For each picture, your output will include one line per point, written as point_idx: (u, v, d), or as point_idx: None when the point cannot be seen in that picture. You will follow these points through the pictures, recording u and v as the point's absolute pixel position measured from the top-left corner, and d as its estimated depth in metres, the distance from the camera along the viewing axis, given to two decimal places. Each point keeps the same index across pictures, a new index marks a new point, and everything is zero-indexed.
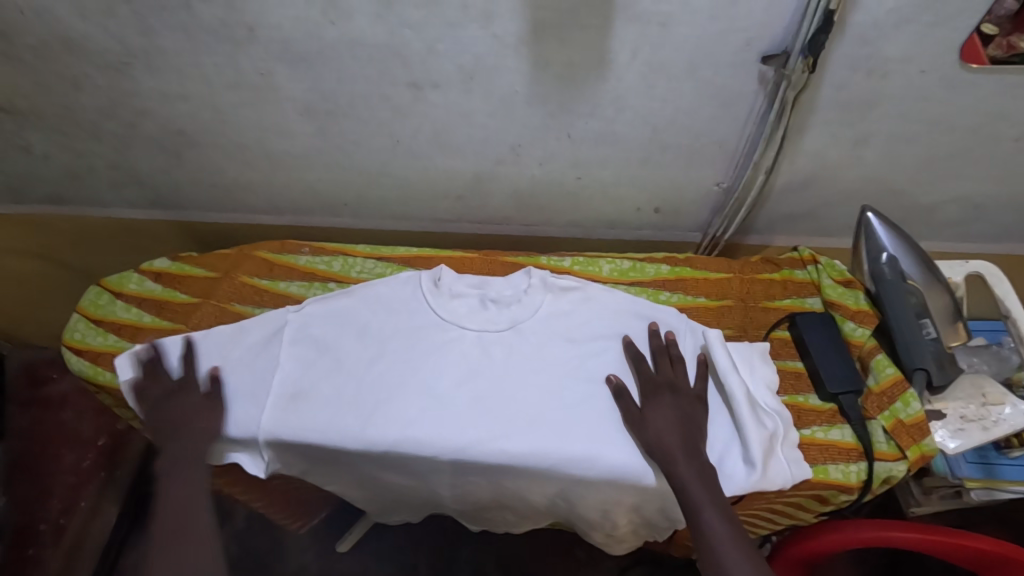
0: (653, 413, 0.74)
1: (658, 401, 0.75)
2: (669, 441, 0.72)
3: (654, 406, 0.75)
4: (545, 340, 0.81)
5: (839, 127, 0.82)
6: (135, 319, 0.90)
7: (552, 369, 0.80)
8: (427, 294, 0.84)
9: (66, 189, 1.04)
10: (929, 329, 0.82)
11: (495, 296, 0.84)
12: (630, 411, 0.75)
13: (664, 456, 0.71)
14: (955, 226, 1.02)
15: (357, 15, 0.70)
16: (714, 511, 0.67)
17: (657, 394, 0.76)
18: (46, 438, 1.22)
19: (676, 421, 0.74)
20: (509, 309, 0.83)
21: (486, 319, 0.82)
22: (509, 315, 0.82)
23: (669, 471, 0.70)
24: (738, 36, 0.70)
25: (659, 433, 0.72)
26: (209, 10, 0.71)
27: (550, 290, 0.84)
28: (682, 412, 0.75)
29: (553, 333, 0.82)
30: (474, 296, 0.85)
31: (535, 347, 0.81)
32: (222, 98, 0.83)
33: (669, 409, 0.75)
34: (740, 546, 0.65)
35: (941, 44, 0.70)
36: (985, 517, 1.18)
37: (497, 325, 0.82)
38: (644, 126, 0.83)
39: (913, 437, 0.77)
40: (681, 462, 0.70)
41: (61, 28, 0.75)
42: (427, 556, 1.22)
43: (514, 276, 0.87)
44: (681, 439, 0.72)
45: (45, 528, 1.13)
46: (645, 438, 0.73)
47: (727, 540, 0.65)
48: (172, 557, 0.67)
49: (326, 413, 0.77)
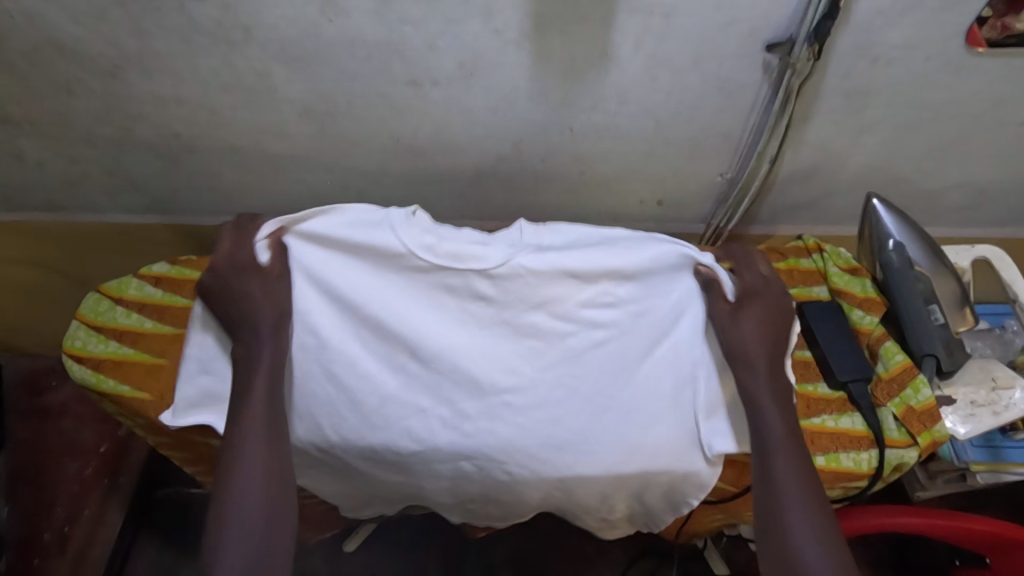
0: (748, 312, 0.71)
1: (760, 300, 0.73)
2: (751, 343, 0.70)
3: (751, 301, 0.72)
4: (553, 297, 0.72)
5: (844, 114, 0.81)
6: (135, 325, 0.89)
7: (567, 329, 0.74)
8: (411, 247, 0.69)
9: (61, 197, 1.03)
10: (937, 314, 0.83)
11: (492, 255, 0.69)
12: (720, 310, 0.71)
13: (739, 356, 0.70)
14: (958, 212, 1.02)
15: (356, 13, 0.69)
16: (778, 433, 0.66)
17: (755, 295, 0.73)
18: (46, 447, 1.21)
19: (767, 327, 0.71)
20: (514, 261, 0.70)
21: (490, 277, 0.70)
22: (508, 284, 0.76)
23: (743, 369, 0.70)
24: (743, 25, 0.69)
25: (745, 332, 0.70)
26: (205, 11, 0.69)
27: (546, 252, 0.70)
28: (772, 325, 0.72)
29: (564, 272, 0.70)
30: (468, 253, 0.70)
31: (544, 307, 0.74)
32: (218, 100, 0.82)
33: (762, 312, 0.72)
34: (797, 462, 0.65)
35: (946, 30, 0.70)
36: (987, 500, 1.19)
37: (501, 294, 0.72)
38: (647, 117, 0.82)
39: (924, 423, 0.77)
40: (758, 369, 0.70)
41: (52, 32, 0.73)
42: (434, 554, 1.22)
43: (501, 234, 0.70)
44: (764, 346, 0.70)
45: (50, 538, 1.12)
46: (728, 338, 0.71)
47: (786, 453, 0.65)
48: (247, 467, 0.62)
49: (316, 410, 0.75)
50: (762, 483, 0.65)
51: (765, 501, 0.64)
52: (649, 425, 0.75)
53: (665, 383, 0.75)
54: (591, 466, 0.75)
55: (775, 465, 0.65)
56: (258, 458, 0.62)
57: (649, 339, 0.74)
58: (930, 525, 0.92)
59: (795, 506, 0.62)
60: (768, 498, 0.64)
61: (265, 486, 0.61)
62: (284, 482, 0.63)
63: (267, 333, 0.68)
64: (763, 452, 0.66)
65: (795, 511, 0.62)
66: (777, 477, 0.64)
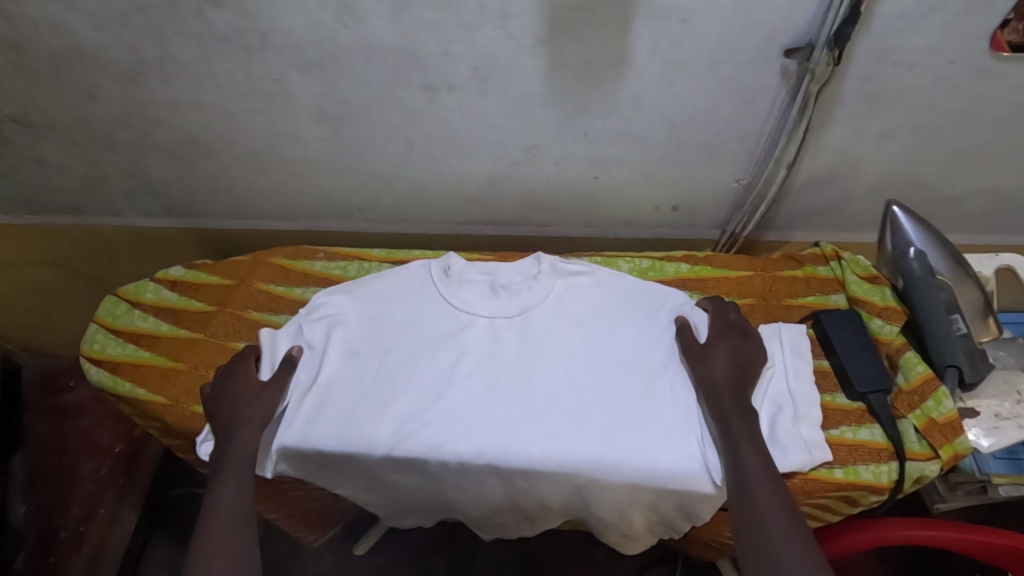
0: (719, 344, 0.77)
1: (727, 338, 0.79)
2: (719, 373, 0.74)
3: (721, 338, 0.78)
4: (553, 321, 0.83)
5: (864, 120, 0.80)
6: (152, 328, 0.90)
7: (563, 353, 0.81)
8: (438, 282, 0.86)
9: (81, 201, 1.04)
10: (960, 324, 0.81)
11: (505, 282, 0.86)
12: (693, 346, 0.78)
13: (711, 389, 0.74)
14: (981, 219, 1.00)
15: (371, 18, 0.69)
16: (753, 460, 0.67)
17: (727, 334, 0.79)
18: (64, 445, 1.23)
19: (737, 361, 0.76)
20: (519, 295, 0.84)
21: (498, 305, 0.84)
22: (520, 301, 0.84)
23: (715, 402, 0.73)
24: (760, 31, 0.68)
25: (712, 362, 0.75)
26: (222, 17, 0.70)
27: (560, 275, 0.86)
28: (746, 358, 0.77)
29: (565, 309, 0.84)
30: (484, 282, 0.86)
31: (545, 332, 0.82)
32: (235, 105, 0.82)
33: (732, 348, 0.77)
34: (771, 483, 0.65)
35: (971, 35, 0.68)
36: (1010, 513, 1.15)
37: (508, 311, 0.84)
38: (663, 123, 0.81)
39: (946, 435, 0.76)
40: (725, 397, 0.73)
41: (74, 38, 0.74)
42: (443, 561, 1.21)
43: (523, 263, 0.88)
44: (731, 376, 0.74)
45: (66, 536, 1.14)
46: (699, 371, 0.75)
47: (759, 472, 0.66)
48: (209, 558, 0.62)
49: (343, 415, 0.78)
50: (739, 502, 0.65)
51: (745, 514, 0.63)
52: (648, 444, 0.75)
53: (652, 405, 0.77)
54: (608, 477, 0.74)
55: (751, 484, 0.65)
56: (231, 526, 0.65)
57: (638, 364, 0.80)
58: (951, 539, 0.90)
59: (772, 520, 0.62)
60: (749, 511, 0.63)
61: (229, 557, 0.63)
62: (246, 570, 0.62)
63: (245, 417, 0.75)
64: (741, 474, 0.66)
65: (771, 524, 0.62)
66: (756, 499, 0.64)
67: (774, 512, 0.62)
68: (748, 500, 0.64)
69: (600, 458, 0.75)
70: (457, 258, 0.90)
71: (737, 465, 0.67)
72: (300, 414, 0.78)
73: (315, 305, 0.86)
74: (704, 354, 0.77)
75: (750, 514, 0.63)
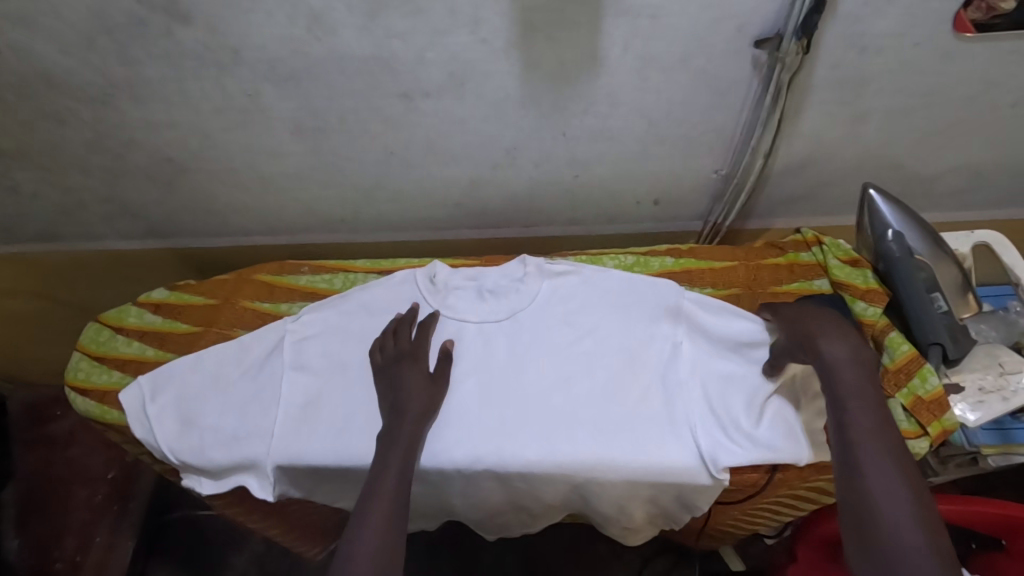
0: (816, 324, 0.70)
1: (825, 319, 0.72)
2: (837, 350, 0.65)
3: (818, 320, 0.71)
4: (544, 323, 0.83)
5: (837, 105, 0.81)
6: (138, 353, 0.89)
7: (557, 352, 0.82)
8: (424, 290, 0.86)
9: (57, 227, 1.02)
10: (940, 302, 0.83)
11: (491, 287, 0.86)
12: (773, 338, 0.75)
13: (806, 337, 0.69)
14: (956, 196, 1.01)
15: (342, 30, 0.68)
16: (855, 404, 0.61)
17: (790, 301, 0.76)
18: (56, 476, 1.21)
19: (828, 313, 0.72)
20: (507, 298, 0.84)
21: (486, 310, 0.84)
22: (507, 305, 0.84)
23: (810, 349, 0.68)
24: (730, 22, 0.69)
25: (820, 339, 0.67)
26: (191, 35, 0.69)
27: (545, 276, 0.86)
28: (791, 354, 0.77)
29: (550, 312, 0.84)
30: (471, 287, 0.86)
31: (534, 334, 0.83)
32: (209, 123, 0.82)
33: (813, 309, 0.74)
34: (877, 428, 0.60)
35: (935, 17, 0.70)
36: (1001, 483, 1.18)
37: (496, 314, 0.84)
38: (639, 118, 0.82)
39: (934, 413, 0.77)
40: (845, 374, 0.64)
41: (39, 64, 0.73)
42: (448, 566, 1.21)
43: (509, 265, 0.88)
44: (828, 322, 0.69)
45: (61, 567, 1.12)
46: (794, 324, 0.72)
47: (863, 418, 0.60)
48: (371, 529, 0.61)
49: (335, 431, 0.78)
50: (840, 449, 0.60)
51: (845, 462, 0.59)
52: (646, 439, 0.75)
53: (648, 401, 0.78)
54: (610, 474, 0.75)
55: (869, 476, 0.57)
56: (396, 509, 0.64)
57: (631, 361, 0.80)
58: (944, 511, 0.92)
59: (875, 464, 0.58)
60: (849, 457, 0.59)
61: (378, 528, 0.61)
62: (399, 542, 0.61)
63: (416, 407, 0.73)
64: (839, 417, 0.61)
65: (874, 469, 0.57)
66: (856, 443, 0.59)
67: (878, 460, 0.58)
68: (850, 447, 0.59)
69: (601, 457, 0.75)
70: (441, 264, 0.90)
71: (854, 449, 0.59)
72: (297, 431, 0.78)
73: (299, 320, 0.85)
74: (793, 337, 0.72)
75: (865, 513, 0.56)
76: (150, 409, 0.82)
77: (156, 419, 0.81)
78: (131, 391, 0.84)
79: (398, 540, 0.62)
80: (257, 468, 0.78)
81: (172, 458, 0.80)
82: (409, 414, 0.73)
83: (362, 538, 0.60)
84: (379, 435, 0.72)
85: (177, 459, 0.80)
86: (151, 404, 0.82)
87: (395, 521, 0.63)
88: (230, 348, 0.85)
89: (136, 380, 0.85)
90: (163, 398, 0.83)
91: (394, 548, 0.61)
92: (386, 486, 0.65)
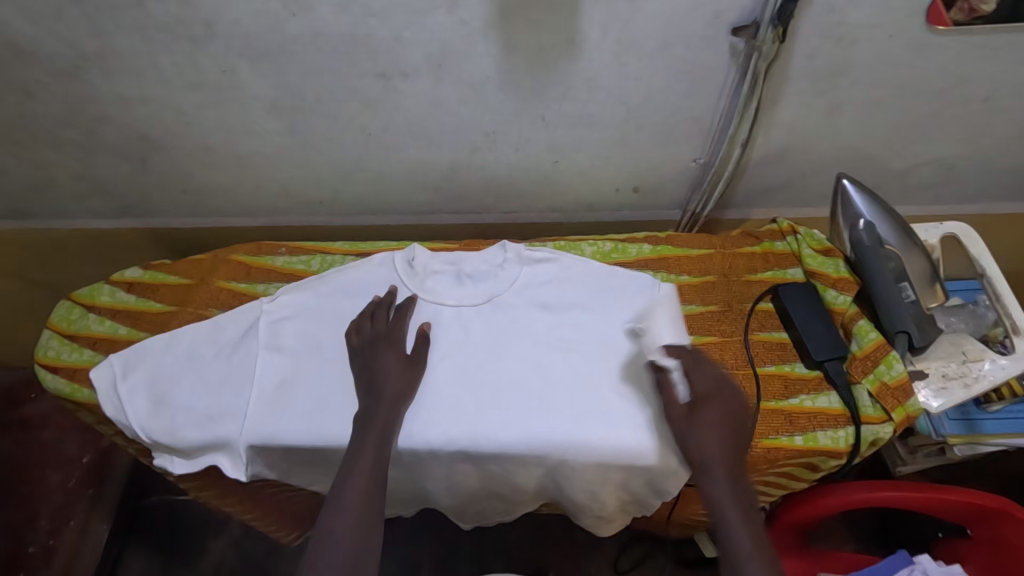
0: (704, 412, 0.68)
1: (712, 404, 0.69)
2: (710, 441, 0.66)
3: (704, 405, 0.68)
4: (521, 308, 0.84)
5: (812, 96, 0.82)
6: (109, 332, 0.88)
7: (533, 336, 0.82)
8: (402, 274, 0.86)
9: (28, 204, 1.00)
10: (908, 292, 0.84)
11: (470, 271, 0.86)
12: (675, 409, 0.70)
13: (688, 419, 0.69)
14: (929, 189, 1.03)
15: (318, 5, 0.68)
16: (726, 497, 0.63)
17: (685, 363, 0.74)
18: (26, 458, 1.17)
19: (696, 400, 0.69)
20: (486, 283, 0.85)
21: (464, 294, 0.84)
22: (486, 289, 0.85)
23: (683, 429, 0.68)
24: (708, 8, 0.69)
25: (689, 428, 0.68)
26: (162, 6, 0.68)
27: (526, 262, 0.87)
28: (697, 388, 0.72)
29: (527, 297, 0.85)
30: (449, 272, 0.87)
31: (511, 317, 0.83)
32: (182, 98, 0.80)
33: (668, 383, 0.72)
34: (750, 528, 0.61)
35: (908, 9, 0.70)
36: (967, 474, 1.21)
37: (474, 299, 0.84)
38: (618, 104, 0.82)
39: (899, 398, 0.79)
40: (718, 473, 0.64)
41: (7, 33, 0.71)
42: (426, 553, 1.21)
43: (489, 252, 0.89)
44: (702, 410, 0.68)
45: (35, 551, 1.09)
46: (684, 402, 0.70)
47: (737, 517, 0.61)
48: (337, 511, 0.64)
49: (309, 410, 0.78)
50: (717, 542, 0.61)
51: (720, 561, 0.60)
52: (620, 424, 0.76)
53: (623, 389, 0.79)
54: (581, 457, 0.75)
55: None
56: (369, 490, 0.66)
57: (605, 347, 0.81)
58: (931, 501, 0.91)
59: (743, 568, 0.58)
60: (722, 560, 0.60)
61: (345, 508, 0.64)
62: (370, 525, 0.64)
63: (395, 388, 0.75)
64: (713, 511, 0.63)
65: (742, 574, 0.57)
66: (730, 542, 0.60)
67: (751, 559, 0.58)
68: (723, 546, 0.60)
69: (575, 440, 0.75)
70: (422, 248, 0.90)
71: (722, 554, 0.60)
72: (272, 411, 0.78)
73: (276, 302, 0.85)
74: (691, 422, 0.68)
75: None
76: (121, 387, 0.81)
77: (127, 395, 0.81)
78: (101, 369, 0.83)
79: (371, 520, 0.64)
80: (230, 450, 0.78)
81: (142, 437, 0.79)
82: (390, 395, 0.74)
83: (332, 517, 0.63)
84: (357, 416, 0.73)
85: (149, 438, 0.79)
86: (121, 381, 0.82)
87: (369, 502, 0.65)
88: (204, 328, 0.85)
89: (106, 358, 0.84)
90: (133, 375, 0.82)
91: (373, 522, 0.65)
92: (363, 467, 0.67)
